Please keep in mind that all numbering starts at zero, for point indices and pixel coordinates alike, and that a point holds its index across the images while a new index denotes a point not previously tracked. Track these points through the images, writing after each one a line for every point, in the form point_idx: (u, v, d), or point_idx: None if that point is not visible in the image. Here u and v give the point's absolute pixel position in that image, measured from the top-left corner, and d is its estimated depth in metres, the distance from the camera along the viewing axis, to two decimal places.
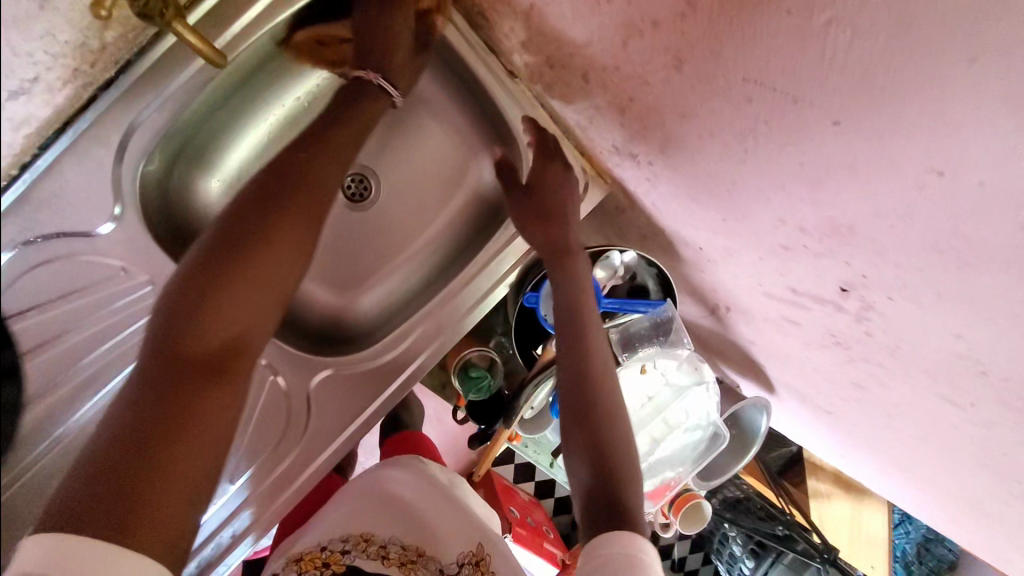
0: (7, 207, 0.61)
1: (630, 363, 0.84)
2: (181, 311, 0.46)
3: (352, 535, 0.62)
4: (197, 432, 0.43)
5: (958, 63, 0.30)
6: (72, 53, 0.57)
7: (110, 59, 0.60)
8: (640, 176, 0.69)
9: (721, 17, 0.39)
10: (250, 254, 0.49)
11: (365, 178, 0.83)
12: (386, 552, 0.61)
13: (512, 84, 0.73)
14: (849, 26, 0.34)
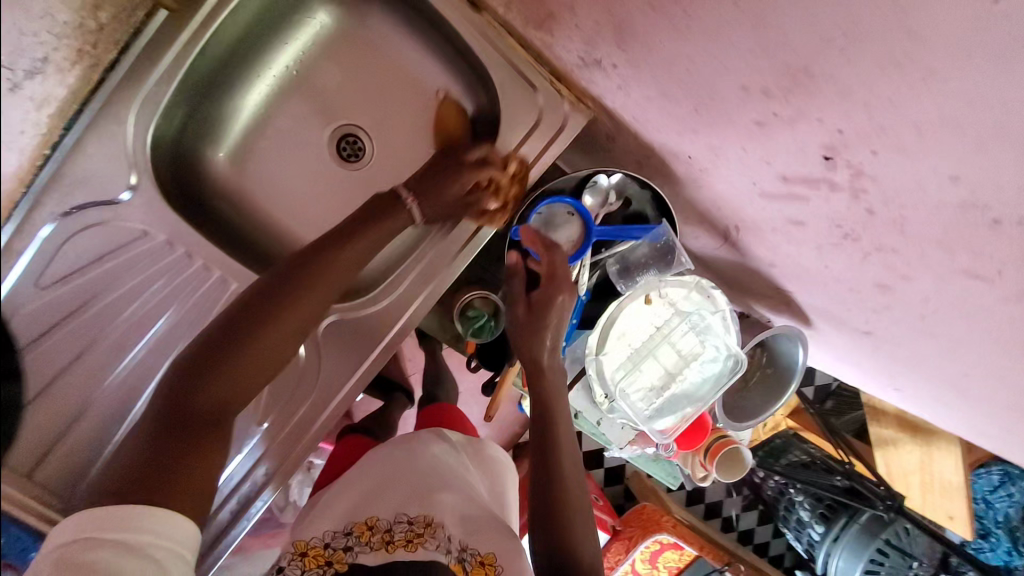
0: (42, 183, 0.70)
1: (632, 296, 0.79)
2: (184, 382, 0.54)
3: (354, 527, 0.66)
4: (191, 474, 0.53)
5: None
6: (72, 32, 0.65)
7: (110, 39, 0.68)
8: (611, 85, 0.66)
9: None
10: (250, 340, 0.57)
11: (356, 137, 0.85)
12: (393, 534, 0.65)
13: (477, 16, 0.74)
14: None
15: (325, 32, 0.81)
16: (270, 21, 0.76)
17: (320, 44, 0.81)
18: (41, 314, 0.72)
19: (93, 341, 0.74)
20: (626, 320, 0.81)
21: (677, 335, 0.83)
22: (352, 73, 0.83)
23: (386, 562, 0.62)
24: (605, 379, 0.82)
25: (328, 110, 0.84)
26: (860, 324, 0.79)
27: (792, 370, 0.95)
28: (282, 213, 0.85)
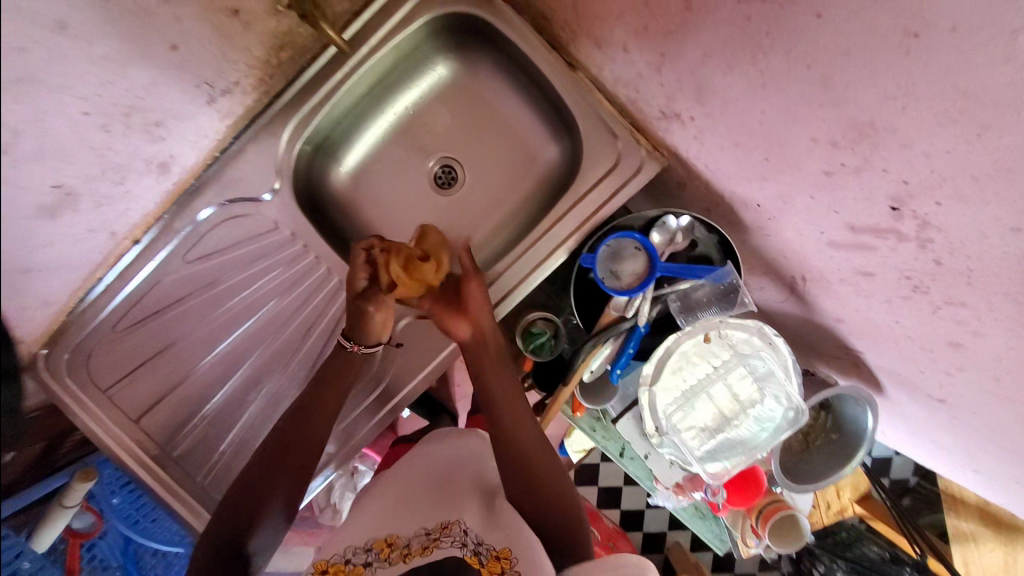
0: (206, 180, 0.87)
1: (692, 331, 0.83)
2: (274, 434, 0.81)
3: (376, 543, 0.71)
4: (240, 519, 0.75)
5: None
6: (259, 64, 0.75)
7: (283, 74, 0.85)
8: (687, 134, 0.74)
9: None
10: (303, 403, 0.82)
11: (453, 168, 0.99)
12: (411, 545, 0.70)
13: (572, 74, 0.86)
14: None
15: (441, 81, 0.96)
16: (400, 71, 0.93)
17: (436, 91, 0.97)
18: (188, 283, 0.89)
19: (220, 310, 0.90)
20: (682, 356, 0.84)
21: (734, 378, 0.84)
22: (456, 115, 0.98)
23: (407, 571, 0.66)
24: (657, 412, 0.83)
25: (432, 145, 0.99)
26: (934, 390, 0.77)
27: (859, 437, 0.91)
28: (381, 226, 0.99)
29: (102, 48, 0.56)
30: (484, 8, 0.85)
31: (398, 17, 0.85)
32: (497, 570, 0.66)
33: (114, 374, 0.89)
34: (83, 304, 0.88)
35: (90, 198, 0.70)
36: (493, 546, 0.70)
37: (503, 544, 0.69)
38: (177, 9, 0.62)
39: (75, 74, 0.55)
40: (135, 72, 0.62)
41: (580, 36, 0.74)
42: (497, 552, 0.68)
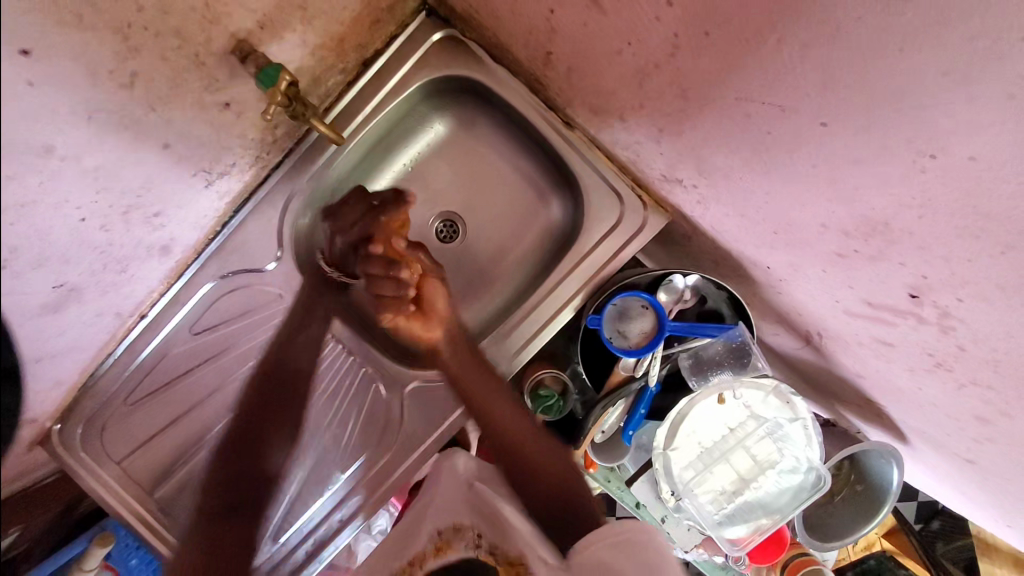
0: (210, 253, 0.87)
1: (706, 391, 0.81)
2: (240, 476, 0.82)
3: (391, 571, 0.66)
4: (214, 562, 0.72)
5: (900, 63, 0.33)
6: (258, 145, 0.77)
7: (279, 148, 0.85)
8: (691, 199, 0.71)
9: (701, 48, 0.45)
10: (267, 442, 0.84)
11: (454, 224, 0.97)
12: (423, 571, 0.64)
13: (569, 132, 0.84)
14: (795, 42, 0.38)
15: (439, 138, 0.95)
16: (397, 131, 0.92)
17: (434, 147, 0.95)
18: (196, 354, 0.90)
19: (230, 379, 0.91)
20: (697, 417, 0.82)
21: (751, 438, 0.82)
22: (455, 170, 0.96)
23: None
24: (672, 475, 0.82)
25: (432, 200, 0.97)
26: (963, 451, 0.73)
27: (885, 490, 0.88)
28: None
29: (93, 160, 0.56)
30: (479, 71, 0.84)
31: (392, 84, 0.84)
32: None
33: (125, 449, 0.90)
34: (93, 380, 0.88)
35: (93, 291, 0.70)
36: (508, 552, 0.62)
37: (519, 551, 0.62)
38: (171, 110, 0.62)
39: (71, 188, 0.55)
40: (129, 174, 0.61)
41: (574, 103, 0.72)
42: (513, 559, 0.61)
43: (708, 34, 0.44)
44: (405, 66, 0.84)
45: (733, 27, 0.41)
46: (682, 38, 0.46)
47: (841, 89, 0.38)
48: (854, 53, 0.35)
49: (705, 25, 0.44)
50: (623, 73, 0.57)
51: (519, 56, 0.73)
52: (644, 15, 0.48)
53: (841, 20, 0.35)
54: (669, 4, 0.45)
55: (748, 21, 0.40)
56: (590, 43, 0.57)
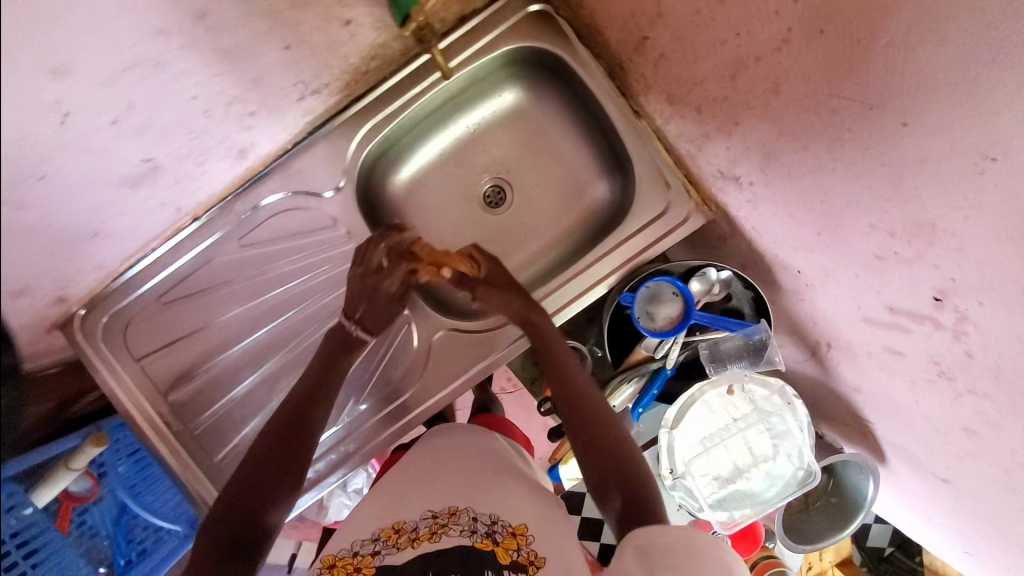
0: (275, 169, 0.89)
1: (716, 381, 0.87)
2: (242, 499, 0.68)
3: (382, 532, 0.74)
4: None
5: (994, 70, 0.41)
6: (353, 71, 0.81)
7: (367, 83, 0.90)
8: (741, 198, 0.77)
9: (810, 45, 0.53)
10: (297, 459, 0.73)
11: (503, 190, 1.03)
12: (419, 528, 0.74)
13: (635, 120, 0.88)
14: (904, 44, 0.45)
15: (507, 105, 1.00)
16: (471, 92, 0.97)
17: (500, 113, 1.00)
18: (234, 264, 0.91)
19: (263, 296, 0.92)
20: (706, 404, 0.88)
21: (751, 431, 0.89)
22: (515, 139, 1.02)
23: (418, 554, 0.70)
24: (674, 455, 0.88)
25: (489, 162, 1.03)
26: (941, 469, 0.80)
27: (859, 505, 0.95)
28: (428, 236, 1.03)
29: None
30: (560, 48, 0.89)
31: (483, 44, 0.89)
32: (512, 547, 0.71)
33: (149, 347, 0.90)
34: (130, 272, 0.89)
35: (168, 176, 0.72)
36: (510, 524, 0.74)
37: (519, 520, 0.74)
38: (300, 15, 0.67)
39: None
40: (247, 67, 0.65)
41: (651, 92, 0.78)
42: (513, 529, 0.73)
43: (821, 31, 0.51)
44: (495, 31, 0.89)
45: (847, 26, 0.49)
46: (794, 32, 0.53)
47: (932, 91, 0.45)
48: (956, 58, 0.43)
49: (821, 23, 0.51)
50: (718, 65, 0.64)
51: (610, 41, 0.79)
52: (764, 9, 0.55)
53: (950, 30, 0.42)
54: (792, 1, 0.53)
55: (863, 22, 0.47)
56: (694, 33, 0.64)
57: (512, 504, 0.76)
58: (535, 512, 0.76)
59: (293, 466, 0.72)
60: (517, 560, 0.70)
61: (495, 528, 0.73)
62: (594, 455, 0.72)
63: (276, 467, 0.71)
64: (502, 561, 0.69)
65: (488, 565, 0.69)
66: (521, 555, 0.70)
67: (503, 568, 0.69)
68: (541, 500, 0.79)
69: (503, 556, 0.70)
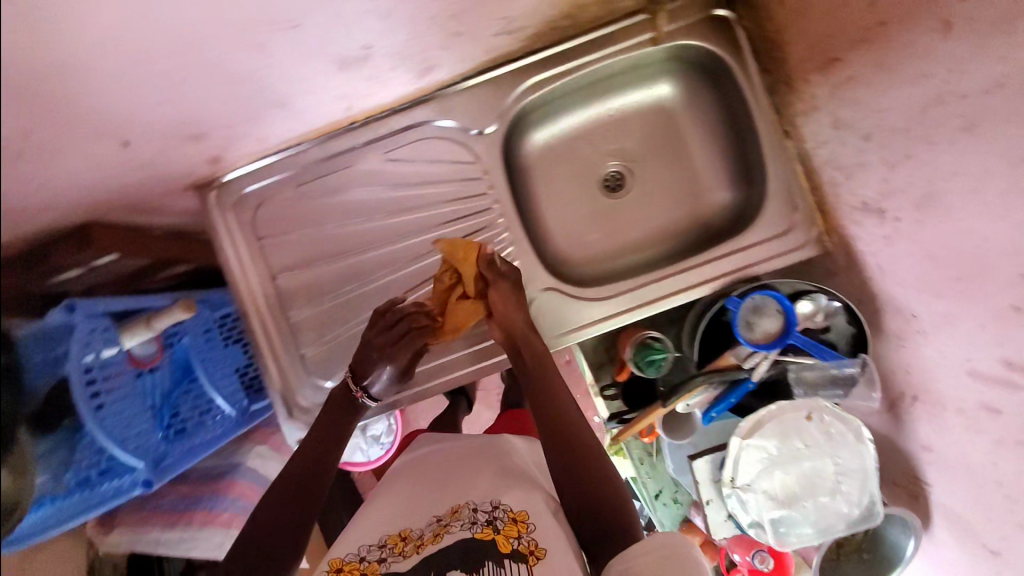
0: (438, 96, 0.94)
1: (797, 405, 0.89)
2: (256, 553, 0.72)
3: (389, 540, 0.77)
4: None
5: None
6: (555, 24, 0.86)
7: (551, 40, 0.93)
8: (877, 233, 0.82)
9: None
10: (319, 477, 0.82)
11: (624, 176, 1.09)
12: (424, 536, 0.76)
13: (784, 139, 0.92)
14: None
15: (655, 98, 1.05)
16: (627, 77, 1.02)
17: (645, 104, 1.06)
18: (378, 172, 0.95)
19: (395, 207, 0.97)
20: (781, 425, 0.89)
21: (819, 461, 0.90)
22: (652, 133, 1.07)
23: (420, 558, 0.72)
24: (736, 467, 0.90)
25: (618, 148, 1.08)
26: (992, 540, 0.82)
27: (895, 562, 0.97)
28: (546, 201, 1.09)
29: None
30: (732, 56, 0.93)
31: (664, 33, 0.94)
32: (512, 535, 0.72)
33: (280, 229, 0.96)
34: (288, 153, 0.94)
35: (375, 65, 0.77)
36: (510, 510, 0.75)
37: (520, 507, 0.75)
38: None
39: None
40: None
41: (820, 113, 0.84)
42: (513, 514, 0.74)
43: None
44: (674, 26, 0.93)
45: None
46: None
47: None
48: None
49: None
50: (912, 97, 0.70)
51: (792, 60, 0.85)
52: None
53: None
54: None
55: None
56: (900, 57, 0.70)
57: (510, 498, 0.77)
58: (530, 499, 0.77)
59: (303, 523, 0.77)
60: (517, 549, 0.70)
61: (495, 511, 0.75)
62: (572, 477, 0.80)
63: (292, 504, 0.78)
64: (503, 551, 0.70)
65: (490, 555, 0.70)
66: (520, 543, 0.71)
67: (503, 558, 0.69)
68: (539, 492, 0.80)
69: (503, 545, 0.71)
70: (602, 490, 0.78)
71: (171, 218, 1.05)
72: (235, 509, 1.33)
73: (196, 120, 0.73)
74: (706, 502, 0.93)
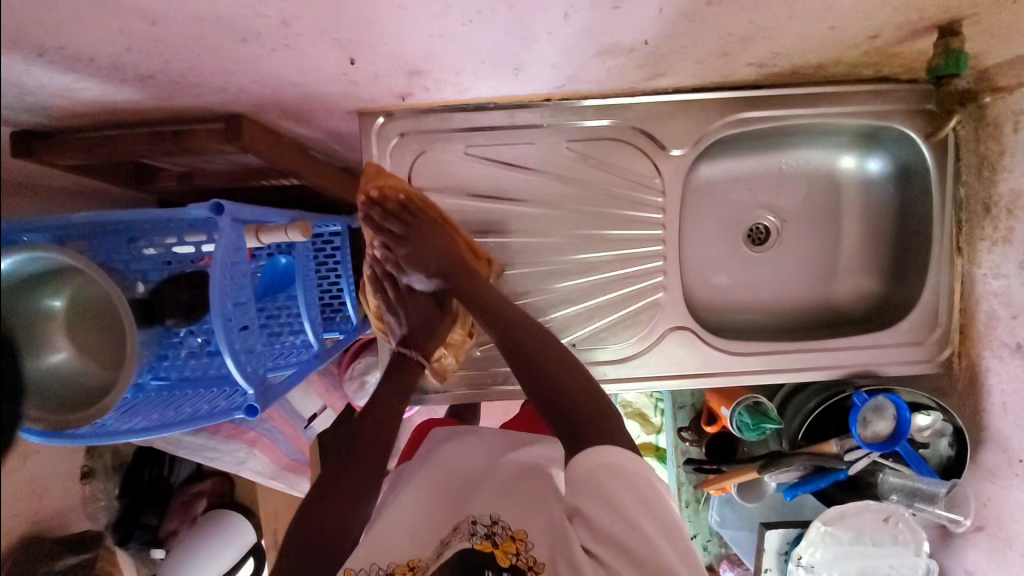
0: (641, 101, 0.88)
1: (877, 507, 0.92)
2: (354, 448, 0.80)
3: (398, 568, 0.70)
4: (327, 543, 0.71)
5: None
6: (795, 73, 0.81)
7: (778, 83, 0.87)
8: (1022, 378, 0.84)
9: None
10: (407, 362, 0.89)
11: (771, 232, 1.04)
12: (431, 563, 0.70)
13: (953, 255, 0.92)
14: None
15: (829, 170, 1.01)
16: (817, 138, 0.97)
17: (819, 170, 1.01)
18: (554, 158, 0.90)
19: (558, 201, 0.92)
20: (857, 517, 0.93)
21: (877, 560, 0.94)
22: (818, 198, 1.02)
23: None
24: (808, 545, 0.94)
25: (773, 204, 1.03)
26: None
27: None
28: (688, 231, 1.03)
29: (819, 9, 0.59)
30: (938, 158, 0.90)
31: (888, 112, 0.89)
32: (511, 551, 0.68)
33: (434, 185, 0.91)
34: (472, 109, 0.87)
35: (628, 59, 0.70)
36: (509, 526, 0.70)
37: (519, 526, 0.69)
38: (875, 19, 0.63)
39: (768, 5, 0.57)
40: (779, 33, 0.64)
41: (1010, 245, 0.83)
42: (512, 532, 0.69)
43: None
44: (900, 108, 0.89)
45: None
46: None
47: None
48: None
49: None
50: None
51: (1002, 187, 0.84)
52: None
53: None
54: None
55: None
56: None
57: (507, 510, 0.71)
58: (528, 510, 0.71)
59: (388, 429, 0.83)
60: (516, 564, 0.66)
61: (493, 528, 0.70)
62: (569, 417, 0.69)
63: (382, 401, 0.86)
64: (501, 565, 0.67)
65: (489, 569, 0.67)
66: (520, 559, 0.67)
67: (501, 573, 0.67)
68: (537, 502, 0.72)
69: (502, 560, 0.67)
70: (593, 420, 0.68)
71: (313, 132, 0.97)
72: (261, 430, 1.26)
73: (430, 58, 0.66)
74: (764, 570, 0.99)
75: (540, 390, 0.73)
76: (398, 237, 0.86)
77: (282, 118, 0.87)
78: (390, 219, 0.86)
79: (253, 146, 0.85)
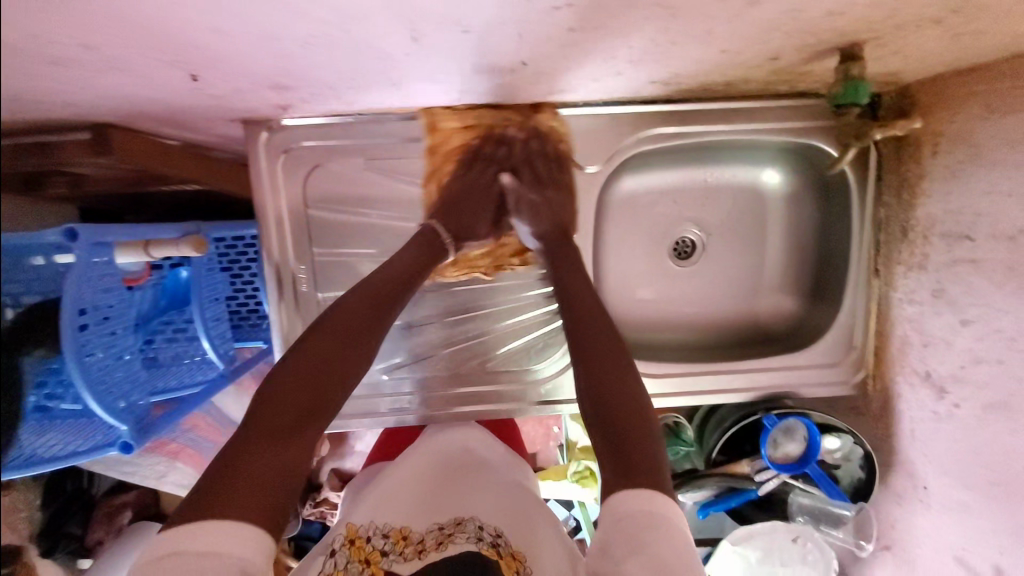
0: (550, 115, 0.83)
1: (785, 527, 0.92)
2: (308, 377, 0.66)
3: (393, 532, 0.66)
4: (241, 480, 0.56)
5: None
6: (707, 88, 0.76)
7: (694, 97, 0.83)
8: (929, 406, 0.83)
9: None
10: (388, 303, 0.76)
11: (696, 247, 1.00)
12: (425, 541, 0.65)
13: (872, 278, 0.90)
14: None
15: (755, 185, 0.97)
16: (741, 152, 0.93)
17: (745, 184, 0.97)
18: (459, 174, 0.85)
19: None
20: (768, 538, 0.92)
21: None
22: (745, 213, 0.98)
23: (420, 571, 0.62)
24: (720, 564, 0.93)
25: (698, 218, 0.99)
26: None
27: None
28: (611, 246, 0.99)
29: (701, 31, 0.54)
30: (861, 178, 0.87)
31: (809, 128, 0.85)
32: (513, 568, 0.64)
33: (331, 200, 0.85)
34: (368, 121, 0.81)
35: (515, 77, 0.65)
36: (511, 543, 0.68)
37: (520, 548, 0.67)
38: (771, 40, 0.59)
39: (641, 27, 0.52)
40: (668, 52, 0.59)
41: (926, 270, 0.81)
42: (511, 551, 0.67)
43: None
44: (822, 125, 0.85)
45: None
46: None
47: None
48: None
49: None
50: None
51: (920, 210, 0.81)
52: None
53: None
54: None
55: None
56: None
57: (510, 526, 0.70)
58: (527, 529, 0.70)
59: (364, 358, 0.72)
60: None
61: (497, 540, 0.67)
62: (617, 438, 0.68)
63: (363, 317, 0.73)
64: None
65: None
66: None
67: None
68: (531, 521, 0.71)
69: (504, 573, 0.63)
70: (635, 430, 0.69)
71: (206, 139, 0.91)
72: None
73: (288, 74, 0.61)
74: None
75: (601, 400, 0.72)
76: (532, 177, 0.84)
77: (160, 126, 0.80)
78: (542, 180, 0.84)
79: (125, 157, 0.78)
